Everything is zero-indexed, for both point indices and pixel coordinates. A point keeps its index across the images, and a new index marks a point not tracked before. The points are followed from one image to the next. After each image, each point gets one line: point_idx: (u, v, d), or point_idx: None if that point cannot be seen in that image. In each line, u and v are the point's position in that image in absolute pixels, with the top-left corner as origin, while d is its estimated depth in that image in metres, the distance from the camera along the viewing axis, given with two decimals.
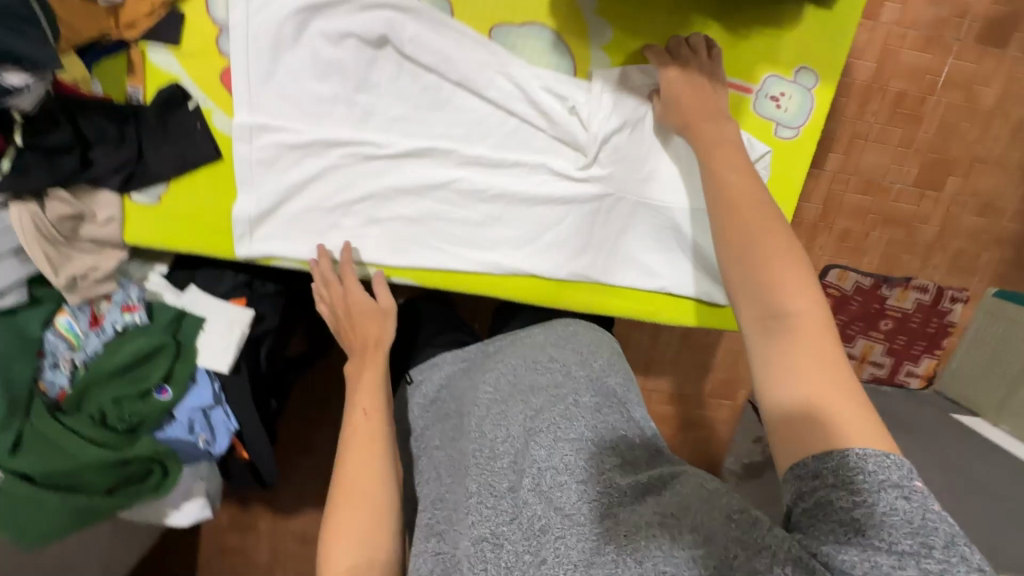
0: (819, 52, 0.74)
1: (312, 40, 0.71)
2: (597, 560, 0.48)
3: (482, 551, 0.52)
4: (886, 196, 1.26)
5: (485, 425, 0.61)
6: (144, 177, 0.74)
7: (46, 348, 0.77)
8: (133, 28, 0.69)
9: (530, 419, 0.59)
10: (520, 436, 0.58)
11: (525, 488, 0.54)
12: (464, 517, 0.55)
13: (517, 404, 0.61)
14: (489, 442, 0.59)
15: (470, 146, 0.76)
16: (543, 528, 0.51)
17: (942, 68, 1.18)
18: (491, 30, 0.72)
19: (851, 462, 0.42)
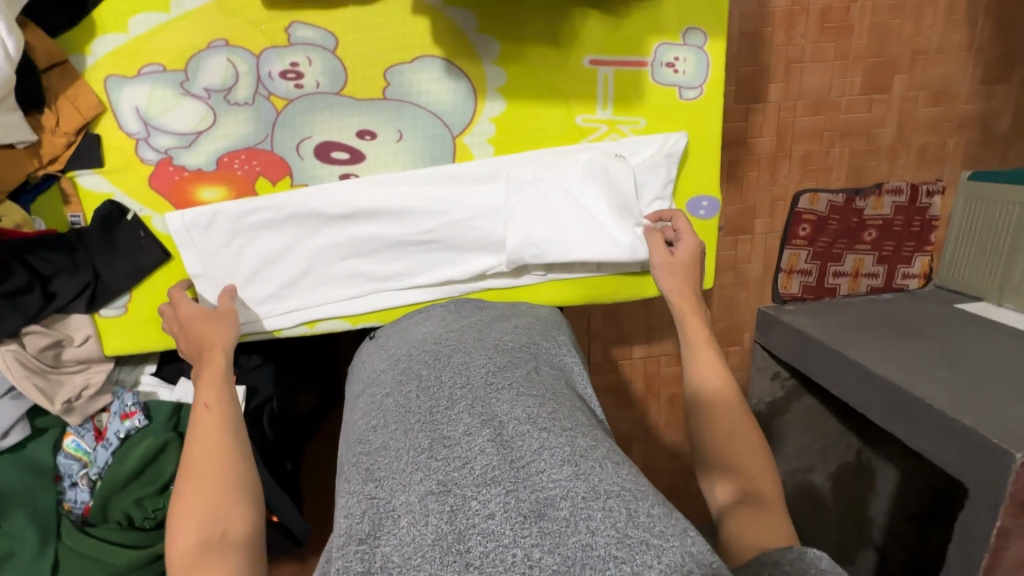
0: (702, 12, 0.76)
1: (227, 126, 0.75)
2: (549, 513, 0.49)
3: (426, 503, 0.52)
4: (836, 110, 1.45)
5: (447, 375, 0.65)
6: (106, 292, 0.78)
7: (62, 472, 0.83)
8: (57, 162, 0.72)
9: (493, 378, 0.64)
10: (483, 388, 0.62)
11: (485, 438, 0.56)
12: (414, 469, 0.55)
13: (481, 361, 0.66)
14: (449, 390, 0.63)
15: (385, 189, 0.78)
16: (495, 478, 0.52)
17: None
18: (386, 73, 0.75)
19: (808, 556, 0.46)
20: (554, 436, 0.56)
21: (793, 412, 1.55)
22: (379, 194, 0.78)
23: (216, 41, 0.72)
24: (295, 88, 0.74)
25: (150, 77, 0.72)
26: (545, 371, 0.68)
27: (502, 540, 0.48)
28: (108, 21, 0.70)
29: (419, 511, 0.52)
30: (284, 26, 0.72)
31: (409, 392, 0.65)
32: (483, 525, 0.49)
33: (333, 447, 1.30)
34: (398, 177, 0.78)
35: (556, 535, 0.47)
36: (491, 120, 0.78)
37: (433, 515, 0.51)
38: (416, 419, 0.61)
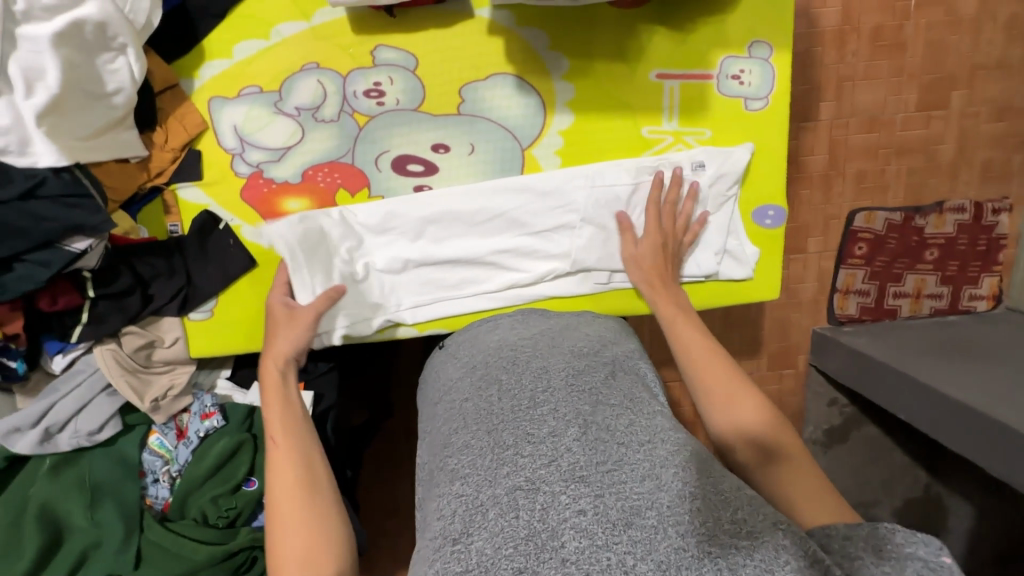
0: (767, 26, 0.78)
1: (314, 142, 0.80)
2: (637, 522, 0.48)
3: (515, 498, 0.52)
4: (892, 127, 1.43)
5: (527, 379, 0.66)
6: (196, 297, 0.83)
7: (146, 467, 0.87)
8: (162, 175, 0.79)
9: (573, 382, 0.64)
10: (564, 391, 0.63)
11: (569, 437, 0.56)
12: (500, 465, 0.56)
13: (559, 366, 0.67)
14: (530, 392, 0.64)
15: (464, 205, 0.82)
16: (583, 476, 0.52)
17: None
18: (461, 90, 0.79)
19: (880, 531, 0.47)
20: (637, 442, 0.57)
21: (855, 440, 1.47)
22: (457, 209, 0.82)
23: (308, 64, 0.78)
24: (377, 105, 0.79)
25: (248, 97, 0.78)
26: (622, 376, 0.68)
27: (595, 540, 0.47)
28: (215, 48, 0.77)
29: (508, 505, 0.52)
30: (370, 49, 0.78)
31: (489, 394, 0.66)
32: (575, 520, 0.49)
33: (384, 461, 1.31)
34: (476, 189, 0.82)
35: (646, 542, 0.47)
36: (559, 133, 0.81)
37: (523, 511, 0.51)
38: (499, 419, 0.62)
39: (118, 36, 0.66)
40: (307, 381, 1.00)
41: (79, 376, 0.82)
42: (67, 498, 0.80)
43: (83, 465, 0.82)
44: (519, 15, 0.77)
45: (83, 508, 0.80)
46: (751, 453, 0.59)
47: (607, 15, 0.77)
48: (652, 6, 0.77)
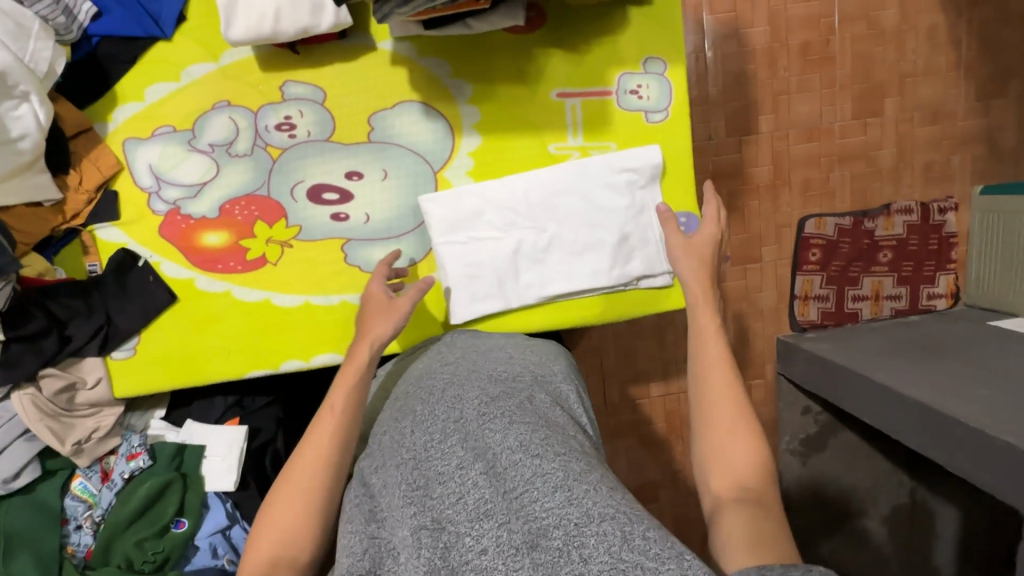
0: (659, 43, 0.81)
1: (228, 176, 0.82)
2: (542, 543, 0.48)
3: (420, 539, 0.52)
4: (831, 136, 1.47)
5: (440, 409, 0.64)
6: (117, 336, 0.83)
7: (68, 515, 0.85)
8: (79, 217, 0.81)
9: (486, 407, 0.62)
10: (476, 417, 0.61)
11: (476, 470, 0.55)
12: (408, 505, 0.55)
13: (473, 393, 0.65)
14: (442, 422, 0.62)
15: (461, 203, 0.81)
16: (488, 511, 0.52)
17: (833, 8, 1.42)
18: (369, 119, 0.82)
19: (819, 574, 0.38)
20: (547, 459, 0.54)
21: (832, 448, 1.43)
22: (447, 201, 0.81)
23: (219, 103, 0.81)
24: (289, 137, 0.82)
25: (162, 137, 0.81)
26: (540, 397, 0.67)
27: None
28: (127, 92, 0.80)
29: (413, 546, 0.52)
30: (278, 85, 0.81)
31: (404, 427, 0.64)
32: (476, 560, 0.49)
33: None
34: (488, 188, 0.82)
35: (547, 566, 0.46)
36: (469, 154, 0.83)
37: (426, 550, 0.51)
38: (410, 455, 0.60)
39: (19, 83, 0.68)
40: (243, 416, 0.99)
41: None
42: None
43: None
44: (421, 46, 0.80)
45: None
46: (723, 482, 0.57)
47: (505, 41, 0.80)
48: (547, 30, 0.80)
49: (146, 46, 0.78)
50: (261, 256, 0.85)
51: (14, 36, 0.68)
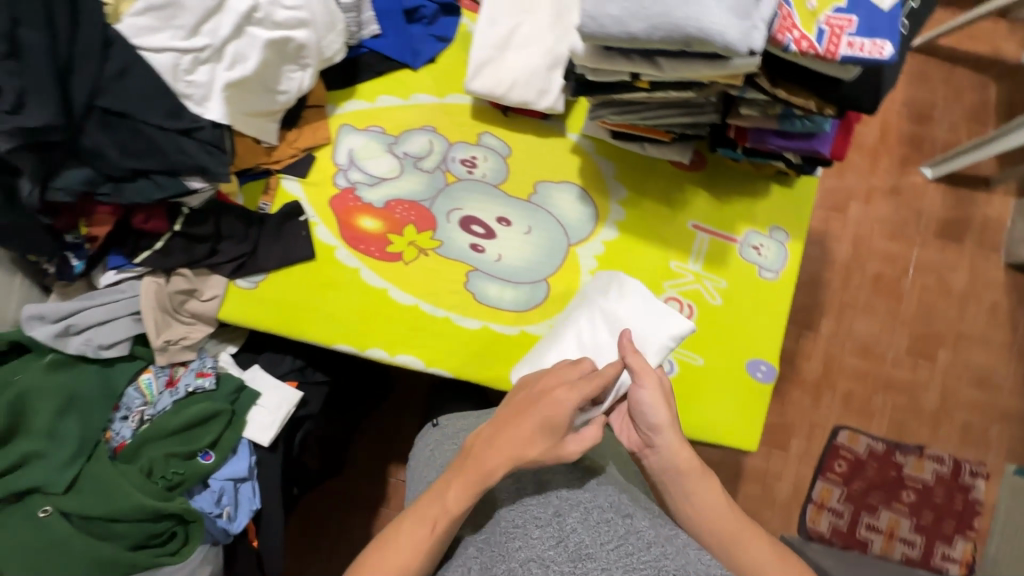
0: (787, 218, 0.95)
1: (405, 182, 0.96)
2: None
3: (529, 570, 0.55)
4: (883, 362, 1.57)
5: (529, 466, 0.68)
6: (251, 266, 0.93)
7: (123, 402, 0.88)
8: (278, 163, 0.94)
9: (573, 469, 0.67)
10: (565, 475, 0.66)
11: (573, 517, 0.59)
12: (511, 539, 0.59)
13: (560, 456, 0.70)
14: (532, 475, 0.66)
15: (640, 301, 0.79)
16: (590, 554, 0.55)
17: (910, 255, 1.60)
18: (535, 185, 0.97)
19: None
20: (639, 518, 0.58)
21: None
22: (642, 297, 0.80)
23: (427, 127, 0.97)
24: (466, 172, 0.96)
25: (371, 134, 0.97)
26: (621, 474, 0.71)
27: None
28: (363, 92, 0.97)
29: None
30: (477, 132, 0.97)
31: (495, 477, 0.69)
32: None
33: (324, 517, 1.24)
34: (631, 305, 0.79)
35: None
36: (602, 242, 0.96)
37: None
38: (507, 500, 0.64)
39: (307, 57, 0.84)
40: (300, 382, 1.01)
41: (118, 293, 0.88)
42: (43, 398, 0.80)
43: (72, 375, 0.84)
44: (600, 147, 0.97)
45: (50, 413, 0.80)
46: None
47: (666, 170, 0.97)
48: (702, 176, 0.96)
49: (395, 67, 0.97)
50: (399, 252, 0.96)
51: (323, 24, 0.84)
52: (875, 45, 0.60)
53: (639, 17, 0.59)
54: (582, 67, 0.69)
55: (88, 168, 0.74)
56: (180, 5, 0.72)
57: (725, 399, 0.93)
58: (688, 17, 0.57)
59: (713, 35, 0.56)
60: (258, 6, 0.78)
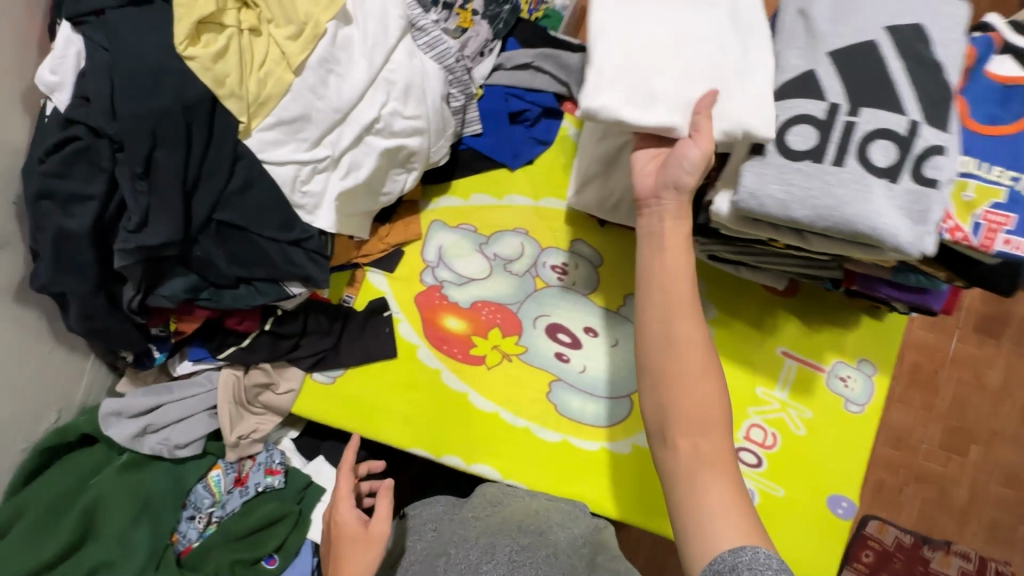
0: (877, 352, 0.94)
1: (492, 283, 0.94)
2: None
3: None
4: (914, 452, 1.36)
5: (472, 552, 0.64)
6: (330, 361, 0.90)
7: (191, 500, 0.84)
8: (366, 257, 0.92)
9: (517, 557, 0.63)
10: (505, 568, 0.62)
11: None
12: None
13: (506, 541, 0.66)
14: (472, 558, 0.63)
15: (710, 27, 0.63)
16: None
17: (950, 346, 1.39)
18: (624, 297, 0.95)
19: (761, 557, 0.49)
20: None
21: None
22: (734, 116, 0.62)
23: (519, 229, 0.95)
24: (556, 279, 0.95)
25: (462, 231, 0.95)
26: (566, 553, 0.67)
27: None
28: (458, 188, 0.95)
29: None
30: (570, 238, 0.96)
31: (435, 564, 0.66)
32: None
33: None
34: (737, 89, 0.61)
35: None
36: None
37: None
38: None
39: (416, 162, 0.82)
40: None
41: (196, 387, 0.85)
42: (117, 506, 0.77)
43: (142, 475, 0.81)
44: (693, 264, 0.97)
45: (125, 520, 0.77)
46: None
47: (757, 294, 0.96)
48: (793, 302, 0.96)
49: (492, 165, 0.95)
50: (482, 356, 0.93)
51: (435, 132, 0.82)
52: None
53: (805, 204, 0.59)
54: (718, 222, 0.69)
55: (194, 276, 0.71)
56: (308, 119, 0.69)
57: (802, 536, 0.90)
58: (860, 213, 0.58)
59: (883, 234, 0.57)
60: (380, 116, 0.75)
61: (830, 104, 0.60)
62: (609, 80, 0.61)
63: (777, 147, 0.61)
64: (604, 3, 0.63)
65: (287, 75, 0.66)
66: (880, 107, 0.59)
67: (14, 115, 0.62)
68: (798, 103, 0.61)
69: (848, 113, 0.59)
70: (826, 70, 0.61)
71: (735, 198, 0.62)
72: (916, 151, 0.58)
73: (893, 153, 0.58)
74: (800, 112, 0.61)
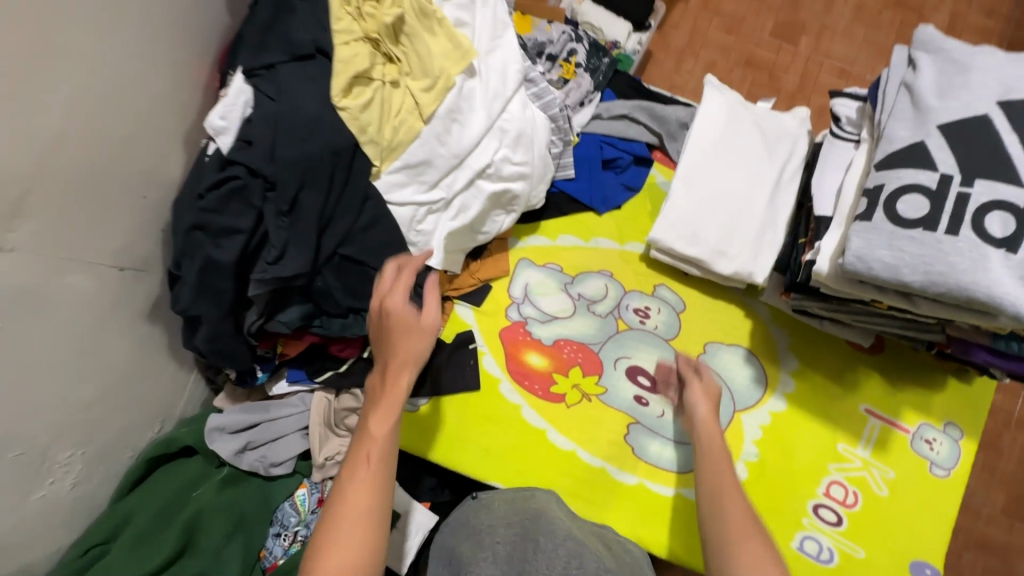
0: (965, 417, 0.92)
1: (575, 321, 0.97)
2: None
3: None
4: (974, 517, 1.23)
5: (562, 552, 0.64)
6: (416, 390, 0.93)
7: (277, 517, 0.85)
8: (458, 290, 0.96)
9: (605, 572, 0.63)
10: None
11: None
12: None
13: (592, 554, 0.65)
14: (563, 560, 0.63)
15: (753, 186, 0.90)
16: None
17: (1013, 408, 1.27)
18: (705, 344, 0.96)
19: None
20: None
21: None
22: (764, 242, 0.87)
23: (604, 271, 0.98)
24: (639, 322, 0.96)
25: (548, 270, 0.98)
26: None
27: None
28: (546, 229, 0.99)
29: None
30: (654, 283, 0.98)
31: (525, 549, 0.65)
32: None
33: None
34: (757, 235, 0.88)
35: None
36: (770, 411, 0.94)
37: None
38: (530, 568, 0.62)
39: (516, 206, 0.86)
40: (434, 504, 0.99)
41: (290, 407, 0.88)
42: (215, 517, 0.80)
43: (238, 491, 0.84)
44: (775, 315, 0.97)
45: (221, 535, 0.79)
46: None
47: (839, 349, 0.96)
48: (875, 359, 0.95)
49: (580, 209, 0.98)
50: (562, 394, 0.94)
51: (537, 177, 0.85)
52: None
53: (917, 269, 0.60)
54: (819, 281, 0.73)
55: (310, 304, 0.75)
56: (431, 163, 0.73)
57: None
58: (977, 280, 0.58)
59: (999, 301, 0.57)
60: (492, 162, 0.79)
61: (941, 173, 0.61)
62: (671, 224, 0.91)
63: (886, 214, 0.62)
64: (704, 126, 0.93)
65: (417, 123, 0.71)
66: (995, 178, 0.59)
67: (173, 151, 0.68)
68: (908, 172, 0.62)
69: (961, 183, 0.60)
70: (935, 141, 0.62)
71: (842, 259, 0.64)
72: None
73: (1009, 222, 0.58)
74: (909, 181, 0.62)
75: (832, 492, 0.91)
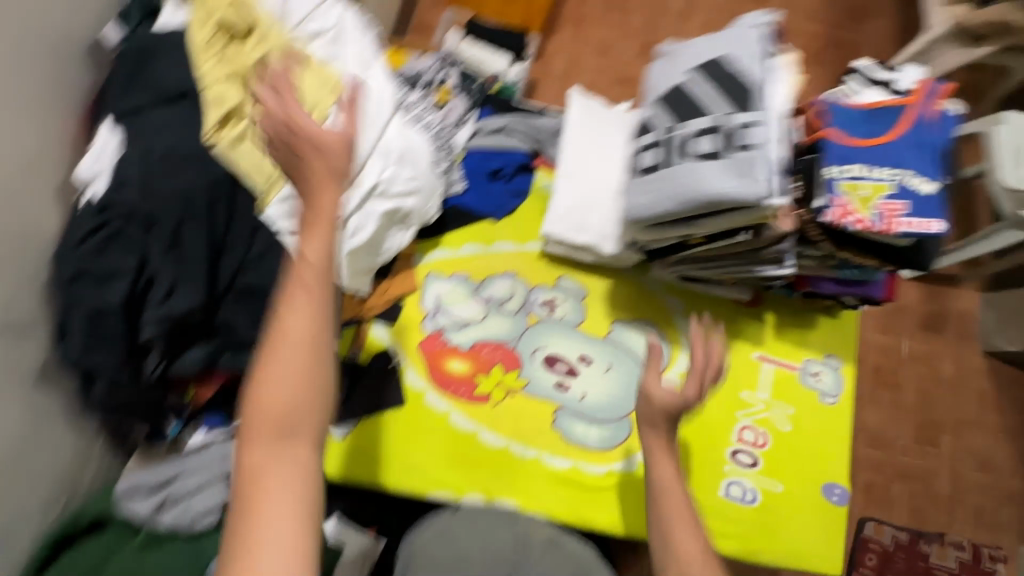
0: (839, 346, 1.05)
1: (489, 322, 1.01)
2: None
3: None
4: (892, 450, 1.35)
5: None
6: (342, 415, 0.93)
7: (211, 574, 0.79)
8: (370, 312, 0.99)
9: None
10: None
11: None
12: None
13: None
14: None
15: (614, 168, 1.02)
16: None
17: (901, 346, 1.41)
18: (610, 323, 1.04)
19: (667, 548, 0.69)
20: None
21: None
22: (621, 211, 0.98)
23: (508, 271, 1.04)
24: (547, 313, 1.03)
25: (456, 279, 1.03)
26: None
27: None
28: (448, 240, 1.04)
29: None
30: (555, 275, 1.05)
31: None
32: None
33: None
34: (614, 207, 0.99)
35: None
36: (678, 373, 1.01)
37: None
38: None
39: (411, 220, 0.91)
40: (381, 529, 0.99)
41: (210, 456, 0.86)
42: None
43: (165, 553, 0.79)
44: (668, 286, 1.06)
45: None
46: None
47: (728, 306, 1.06)
48: (759, 311, 1.06)
49: (477, 218, 1.05)
50: (487, 394, 0.98)
51: (428, 191, 0.91)
52: (925, 223, 0.74)
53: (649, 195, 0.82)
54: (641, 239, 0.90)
55: (214, 341, 0.76)
56: None
57: (805, 529, 0.95)
58: (692, 186, 0.77)
59: (713, 197, 0.75)
60: (380, 181, 0.84)
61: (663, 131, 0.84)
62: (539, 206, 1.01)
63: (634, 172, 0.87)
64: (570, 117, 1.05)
65: None
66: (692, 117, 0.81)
67: (49, 208, 0.68)
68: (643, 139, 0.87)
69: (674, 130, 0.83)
70: (656, 113, 0.86)
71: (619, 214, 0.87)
72: (733, 136, 0.77)
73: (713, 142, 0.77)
74: (644, 145, 0.86)
75: (744, 438, 0.99)
